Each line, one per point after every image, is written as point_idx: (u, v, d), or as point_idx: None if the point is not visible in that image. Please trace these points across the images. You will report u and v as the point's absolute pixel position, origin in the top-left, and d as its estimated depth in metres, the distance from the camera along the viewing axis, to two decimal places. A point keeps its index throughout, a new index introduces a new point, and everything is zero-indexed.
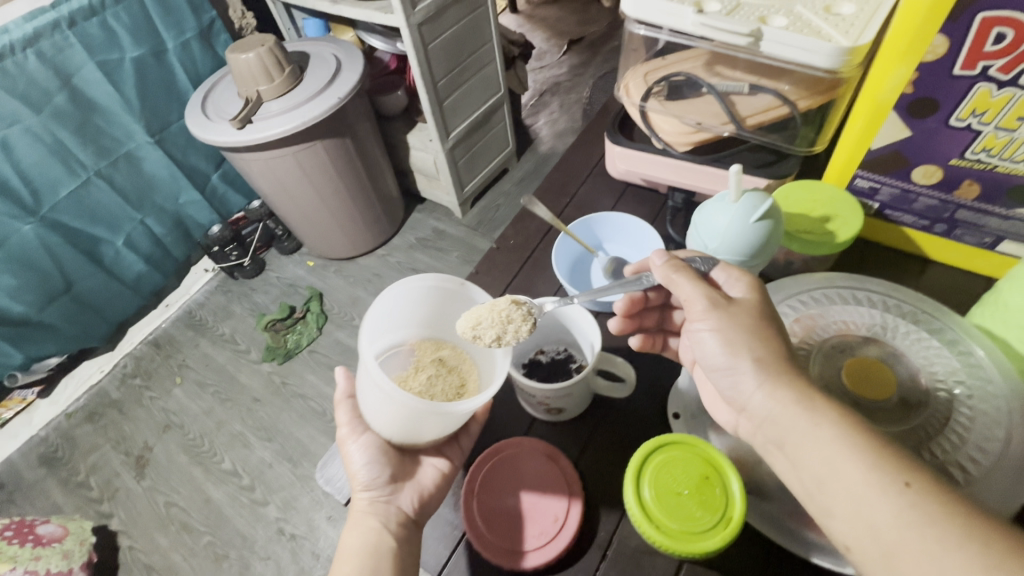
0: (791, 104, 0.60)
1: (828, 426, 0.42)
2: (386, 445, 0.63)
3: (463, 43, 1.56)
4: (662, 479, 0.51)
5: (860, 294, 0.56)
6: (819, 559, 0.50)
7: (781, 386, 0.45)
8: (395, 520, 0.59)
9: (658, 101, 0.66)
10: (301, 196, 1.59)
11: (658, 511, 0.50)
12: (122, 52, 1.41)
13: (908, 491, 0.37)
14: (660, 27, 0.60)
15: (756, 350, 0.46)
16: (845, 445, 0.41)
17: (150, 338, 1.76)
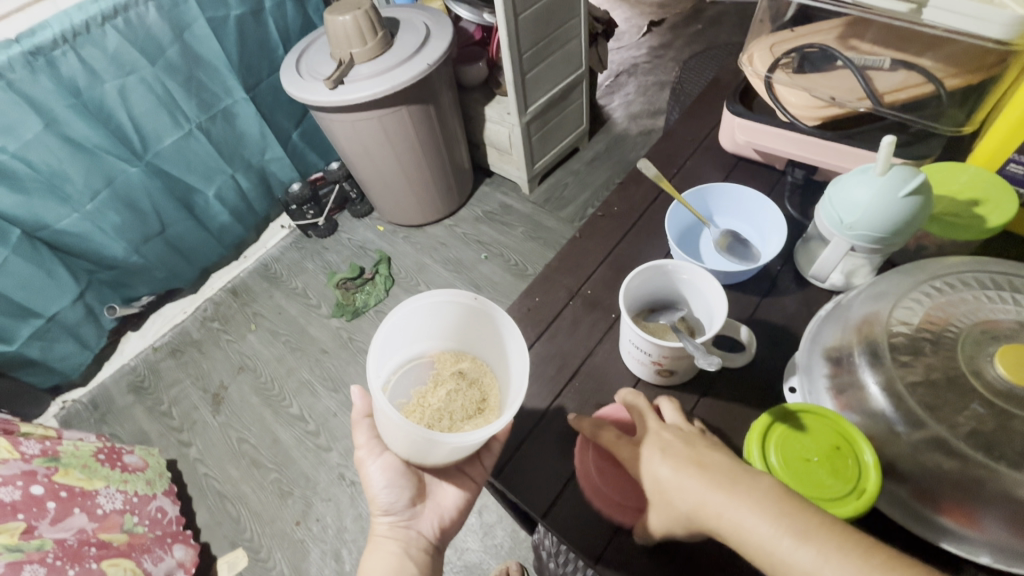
0: (937, 83, 0.57)
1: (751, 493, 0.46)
2: (404, 465, 0.64)
3: (552, 16, 1.55)
4: (789, 443, 0.49)
5: (1014, 279, 0.49)
6: (951, 545, 0.45)
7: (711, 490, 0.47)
8: (415, 542, 0.63)
9: (786, 73, 0.64)
10: (381, 160, 1.63)
11: (785, 475, 0.48)
12: (228, 9, 1.47)
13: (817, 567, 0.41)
14: None
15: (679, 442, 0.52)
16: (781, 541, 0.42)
17: (229, 286, 1.87)
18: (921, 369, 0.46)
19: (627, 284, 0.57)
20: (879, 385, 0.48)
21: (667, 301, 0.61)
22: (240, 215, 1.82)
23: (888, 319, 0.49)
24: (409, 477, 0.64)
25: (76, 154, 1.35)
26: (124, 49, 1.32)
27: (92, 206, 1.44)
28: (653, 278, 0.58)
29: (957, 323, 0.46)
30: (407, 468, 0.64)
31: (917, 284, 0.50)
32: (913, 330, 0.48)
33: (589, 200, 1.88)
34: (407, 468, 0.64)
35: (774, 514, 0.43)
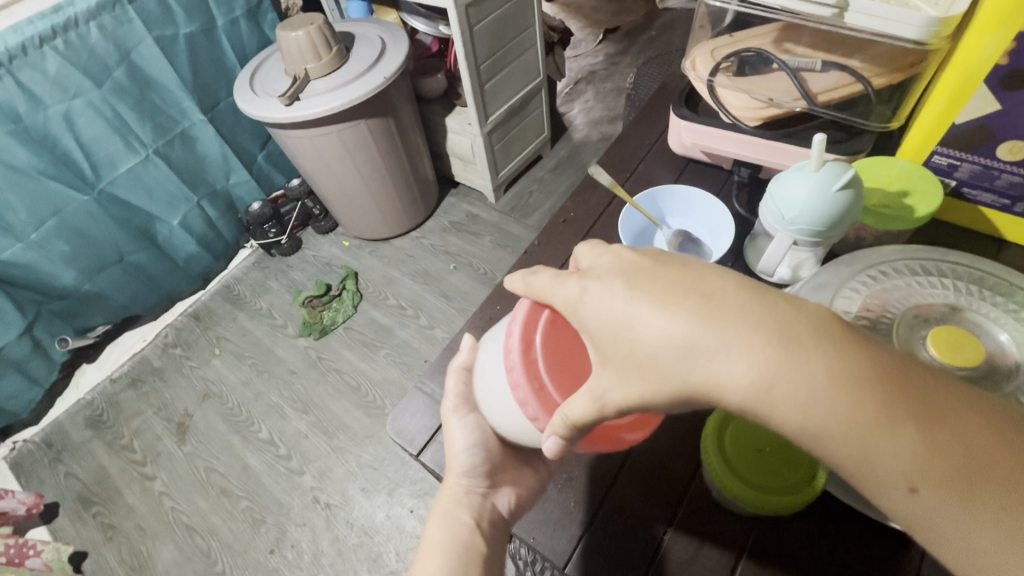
0: (865, 81, 0.60)
1: (799, 416, 0.36)
2: (487, 431, 0.59)
3: (506, 27, 1.56)
4: (742, 437, 0.56)
5: (940, 265, 0.52)
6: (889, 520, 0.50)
7: (744, 343, 0.37)
8: (484, 517, 0.60)
9: (727, 76, 0.66)
10: (342, 175, 1.61)
11: (738, 463, 0.54)
12: (176, 27, 1.43)
13: (915, 494, 0.34)
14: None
15: (658, 337, 0.39)
16: (839, 410, 0.35)
17: (191, 310, 1.81)
18: None
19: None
20: None
21: None
22: (208, 243, 1.78)
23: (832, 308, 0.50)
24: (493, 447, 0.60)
25: (18, 182, 1.29)
26: (67, 72, 1.28)
27: (38, 236, 1.38)
28: None
29: (895, 310, 0.49)
30: (491, 439, 0.59)
31: (855, 272, 0.52)
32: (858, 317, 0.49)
33: (554, 206, 1.90)
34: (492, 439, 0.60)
35: (833, 384, 0.35)
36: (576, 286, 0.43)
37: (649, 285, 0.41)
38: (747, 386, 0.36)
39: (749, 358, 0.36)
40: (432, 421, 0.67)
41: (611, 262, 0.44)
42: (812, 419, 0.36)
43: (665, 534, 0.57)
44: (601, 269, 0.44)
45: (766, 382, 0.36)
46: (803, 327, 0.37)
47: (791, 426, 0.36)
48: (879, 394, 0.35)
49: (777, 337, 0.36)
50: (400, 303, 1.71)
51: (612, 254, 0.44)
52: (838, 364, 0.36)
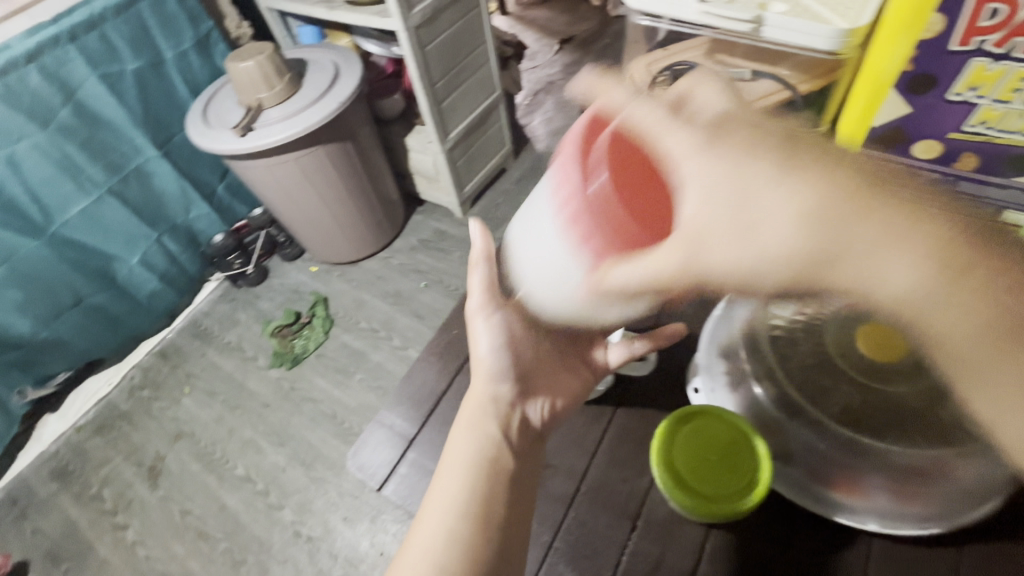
0: (794, 88, 0.62)
1: (958, 326, 0.36)
2: (516, 332, 0.58)
3: (459, 45, 1.58)
4: (692, 447, 0.54)
5: None
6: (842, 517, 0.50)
7: (908, 246, 0.35)
8: (500, 439, 0.54)
9: (663, 90, 0.68)
10: (304, 202, 1.60)
11: (690, 477, 0.53)
12: (122, 63, 1.40)
13: None
14: (662, 17, 0.62)
15: (784, 239, 0.36)
16: (989, 320, 0.35)
17: (157, 349, 1.76)
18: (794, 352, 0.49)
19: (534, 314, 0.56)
20: None
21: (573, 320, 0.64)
22: (171, 279, 1.74)
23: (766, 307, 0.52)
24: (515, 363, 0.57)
25: None
26: (8, 117, 1.24)
27: None
28: None
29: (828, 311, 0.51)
30: (515, 354, 0.57)
31: None
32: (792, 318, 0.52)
33: None
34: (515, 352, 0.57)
35: (1000, 296, 0.35)
36: (694, 144, 0.40)
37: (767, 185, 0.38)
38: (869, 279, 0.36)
39: (909, 260, 0.35)
40: (397, 451, 0.65)
41: (720, 127, 0.40)
42: (966, 328, 0.35)
43: (624, 550, 0.54)
44: (699, 142, 0.40)
45: (924, 289, 0.35)
46: (956, 234, 0.36)
47: (944, 334, 0.36)
48: (987, 289, 0.35)
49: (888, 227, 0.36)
50: (372, 325, 1.70)
51: (729, 142, 0.39)
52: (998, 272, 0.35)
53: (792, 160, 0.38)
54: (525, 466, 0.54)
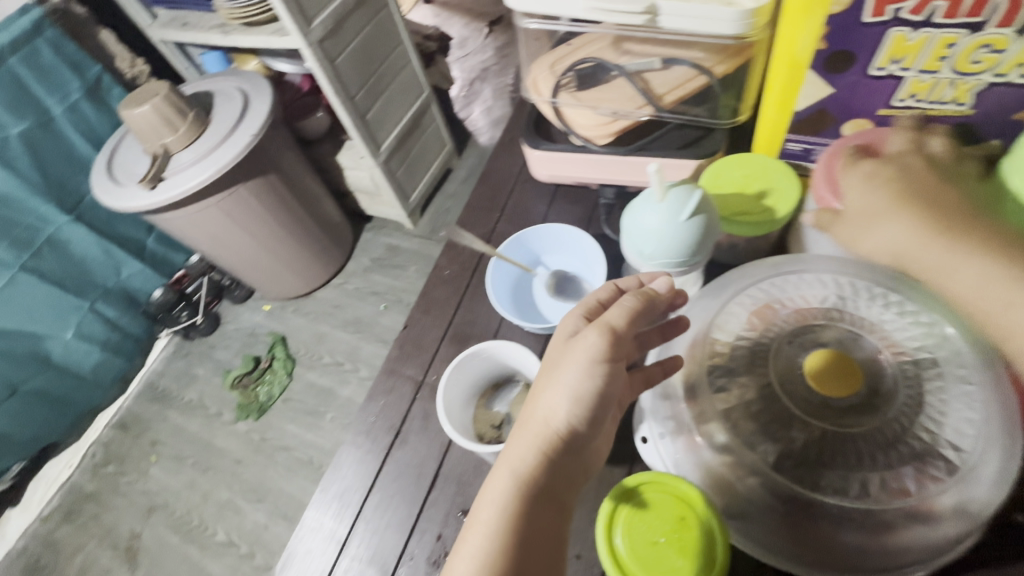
0: (708, 72, 0.55)
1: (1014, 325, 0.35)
2: (602, 401, 0.41)
3: (373, 50, 1.47)
4: (637, 525, 0.38)
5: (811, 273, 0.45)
6: None
7: (982, 265, 0.36)
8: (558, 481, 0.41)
9: (570, 93, 0.60)
10: (238, 244, 1.50)
11: (636, 569, 0.37)
12: (4, 130, 1.27)
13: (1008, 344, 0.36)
14: (559, 18, 0.56)
15: (917, 245, 0.39)
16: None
17: (116, 420, 1.67)
18: (737, 391, 0.41)
19: (445, 382, 0.48)
20: (706, 441, 0.40)
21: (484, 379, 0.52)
22: (116, 346, 1.64)
23: (708, 331, 0.44)
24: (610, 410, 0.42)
25: None
26: None
27: None
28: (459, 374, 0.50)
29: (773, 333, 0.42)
30: (610, 397, 0.41)
31: (736, 289, 0.46)
32: (728, 342, 0.43)
33: None
34: (610, 396, 0.41)
35: None
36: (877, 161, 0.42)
37: (933, 189, 0.39)
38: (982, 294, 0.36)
39: (981, 272, 0.36)
40: (328, 557, 0.50)
41: (900, 163, 0.41)
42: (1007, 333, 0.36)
43: None
44: (894, 164, 0.42)
45: (985, 294, 0.36)
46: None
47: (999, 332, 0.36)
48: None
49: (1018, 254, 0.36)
50: (336, 359, 1.63)
51: (909, 162, 0.41)
52: None
53: (937, 186, 0.40)
54: (569, 517, 0.42)
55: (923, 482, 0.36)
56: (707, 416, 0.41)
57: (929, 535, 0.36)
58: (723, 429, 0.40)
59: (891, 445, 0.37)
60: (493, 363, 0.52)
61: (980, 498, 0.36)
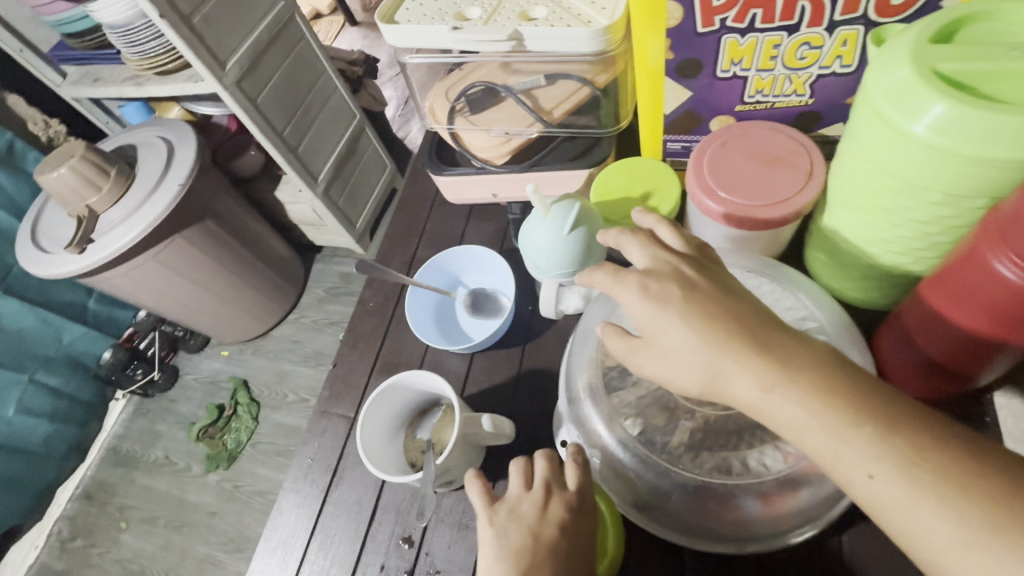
0: (590, 83, 0.58)
1: (865, 467, 0.30)
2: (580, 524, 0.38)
3: (295, 83, 1.44)
4: None
5: None
6: (755, 547, 0.41)
7: (805, 394, 0.32)
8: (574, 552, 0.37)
9: (465, 118, 0.62)
10: (183, 295, 1.48)
11: None
12: None
13: (874, 478, 0.30)
14: (450, 52, 0.57)
15: (732, 376, 0.33)
16: (881, 454, 0.30)
17: (80, 491, 1.61)
18: (635, 389, 0.44)
19: (365, 416, 0.50)
20: (613, 439, 0.42)
21: (407, 408, 0.54)
22: (65, 415, 1.58)
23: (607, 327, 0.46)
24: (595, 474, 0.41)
25: None
26: None
27: None
28: (378, 409, 0.51)
29: None
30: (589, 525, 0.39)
31: None
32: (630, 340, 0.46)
33: None
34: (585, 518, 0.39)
35: (873, 446, 0.30)
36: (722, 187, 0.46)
37: (718, 306, 0.35)
38: (825, 454, 0.31)
39: (801, 410, 0.31)
40: None
41: (670, 272, 0.37)
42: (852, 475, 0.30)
43: None
44: (661, 272, 0.37)
45: (815, 428, 0.31)
46: (851, 386, 0.32)
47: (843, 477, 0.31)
48: (992, 504, 0.27)
49: (848, 404, 0.31)
50: (301, 395, 1.61)
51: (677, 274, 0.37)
52: (878, 425, 0.30)
53: (717, 302, 0.35)
54: None
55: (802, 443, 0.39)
56: (613, 420, 0.43)
57: (814, 493, 0.39)
58: (633, 423, 0.42)
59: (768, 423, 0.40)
60: (412, 391, 0.53)
61: None
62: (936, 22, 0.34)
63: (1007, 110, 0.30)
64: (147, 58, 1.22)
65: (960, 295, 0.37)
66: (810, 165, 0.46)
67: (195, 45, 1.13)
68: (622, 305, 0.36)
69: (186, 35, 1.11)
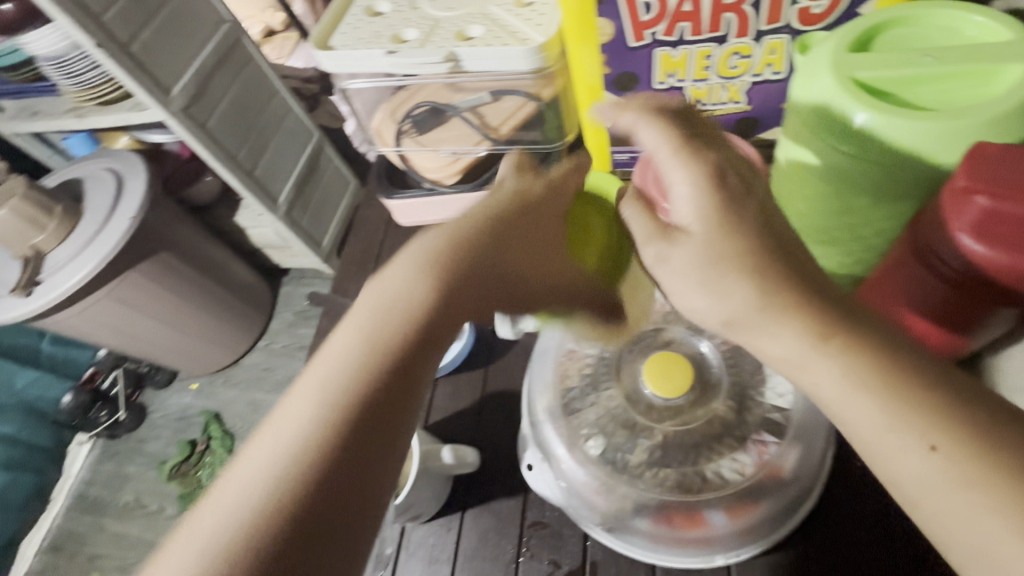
0: (536, 97, 0.58)
1: (916, 443, 0.24)
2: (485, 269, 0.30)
3: None
4: None
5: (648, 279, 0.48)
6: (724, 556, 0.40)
7: (855, 352, 0.26)
8: (405, 387, 0.27)
9: (413, 139, 0.61)
10: (145, 329, 1.28)
11: None
12: None
13: (933, 456, 0.24)
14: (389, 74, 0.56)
15: (774, 308, 0.27)
16: (937, 434, 0.24)
17: (41, 552, 1.36)
18: (597, 407, 0.43)
19: None
20: (573, 460, 0.41)
21: None
22: (20, 464, 1.35)
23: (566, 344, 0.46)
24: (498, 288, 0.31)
25: None
26: None
27: None
28: None
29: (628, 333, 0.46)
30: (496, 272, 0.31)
31: None
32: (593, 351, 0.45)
33: None
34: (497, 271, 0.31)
35: (930, 424, 0.24)
36: None
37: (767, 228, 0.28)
38: (881, 434, 0.25)
39: (846, 372, 0.26)
40: None
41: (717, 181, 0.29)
42: (899, 451, 0.24)
43: None
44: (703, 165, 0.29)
45: (861, 388, 0.25)
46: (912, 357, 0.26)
47: (889, 451, 0.25)
48: None
49: (907, 375, 0.25)
50: None
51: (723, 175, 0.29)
52: (943, 402, 0.24)
53: (765, 223, 0.29)
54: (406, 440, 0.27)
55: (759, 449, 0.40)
56: (574, 442, 0.42)
57: (779, 498, 0.39)
58: (595, 442, 0.42)
59: (727, 433, 0.40)
60: None
61: (813, 453, 0.40)
62: (854, 30, 0.34)
63: (923, 115, 0.31)
64: (87, 89, 1.06)
65: (905, 290, 0.35)
66: (759, 159, 0.44)
67: (104, 37, 0.80)
68: (672, 198, 0.29)
69: (83, 20, 0.78)
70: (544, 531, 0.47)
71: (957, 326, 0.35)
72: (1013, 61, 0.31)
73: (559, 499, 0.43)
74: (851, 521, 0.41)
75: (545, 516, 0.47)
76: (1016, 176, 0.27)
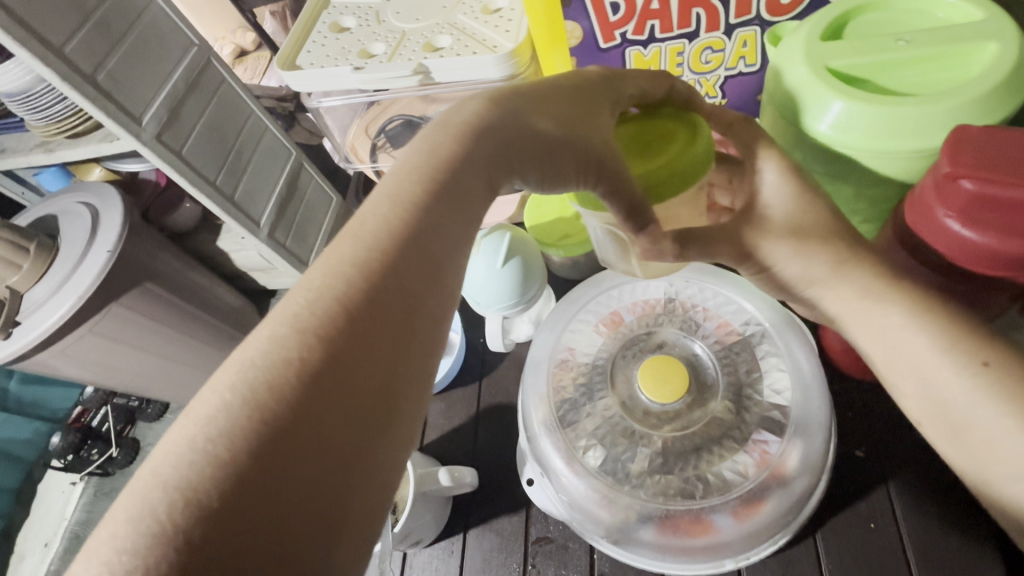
0: None
1: (953, 362, 0.30)
2: (452, 180, 0.25)
3: None
4: None
5: (638, 283, 0.47)
6: (734, 561, 0.39)
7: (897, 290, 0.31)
8: (381, 322, 0.21)
9: (388, 154, 0.60)
10: (132, 363, 0.96)
11: None
12: None
13: (985, 368, 0.29)
14: (360, 92, 0.55)
15: (839, 260, 0.32)
16: (964, 353, 0.30)
17: None
18: (593, 418, 0.42)
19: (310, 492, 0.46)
20: (571, 473, 0.40)
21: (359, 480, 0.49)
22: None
23: (562, 350, 0.46)
24: (462, 200, 0.25)
25: None
26: None
27: None
28: None
29: (625, 334, 0.45)
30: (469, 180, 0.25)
31: (579, 307, 0.47)
32: (588, 357, 0.45)
33: None
34: (470, 176, 0.26)
35: (956, 347, 0.30)
36: None
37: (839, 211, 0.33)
38: (1002, 424, 0.28)
39: (901, 307, 0.31)
40: None
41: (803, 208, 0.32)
42: (937, 367, 0.30)
43: None
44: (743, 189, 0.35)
45: (916, 316, 0.31)
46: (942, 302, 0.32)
47: (928, 372, 0.30)
48: None
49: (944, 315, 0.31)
50: None
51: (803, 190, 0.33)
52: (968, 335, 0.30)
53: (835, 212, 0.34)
54: (383, 386, 0.20)
55: (760, 448, 0.39)
56: (573, 455, 0.41)
57: (786, 499, 0.38)
58: (594, 452, 0.41)
59: (726, 435, 0.40)
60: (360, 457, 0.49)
61: (816, 449, 0.38)
62: (826, 18, 0.34)
63: (903, 100, 0.30)
64: (53, 123, 0.85)
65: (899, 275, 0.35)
66: None
67: (66, 69, 0.64)
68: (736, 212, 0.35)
69: (44, 51, 0.61)
70: (549, 546, 0.46)
71: (954, 305, 0.34)
72: (989, 40, 0.30)
73: (562, 513, 0.42)
74: (858, 512, 0.41)
75: (550, 531, 0.46)
76: (1006, 156, 0.27)
